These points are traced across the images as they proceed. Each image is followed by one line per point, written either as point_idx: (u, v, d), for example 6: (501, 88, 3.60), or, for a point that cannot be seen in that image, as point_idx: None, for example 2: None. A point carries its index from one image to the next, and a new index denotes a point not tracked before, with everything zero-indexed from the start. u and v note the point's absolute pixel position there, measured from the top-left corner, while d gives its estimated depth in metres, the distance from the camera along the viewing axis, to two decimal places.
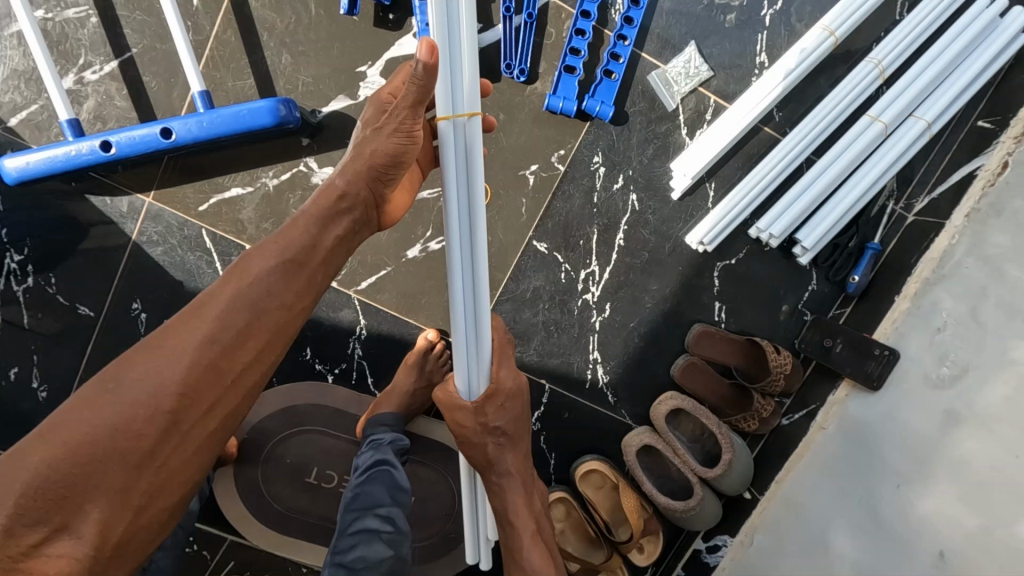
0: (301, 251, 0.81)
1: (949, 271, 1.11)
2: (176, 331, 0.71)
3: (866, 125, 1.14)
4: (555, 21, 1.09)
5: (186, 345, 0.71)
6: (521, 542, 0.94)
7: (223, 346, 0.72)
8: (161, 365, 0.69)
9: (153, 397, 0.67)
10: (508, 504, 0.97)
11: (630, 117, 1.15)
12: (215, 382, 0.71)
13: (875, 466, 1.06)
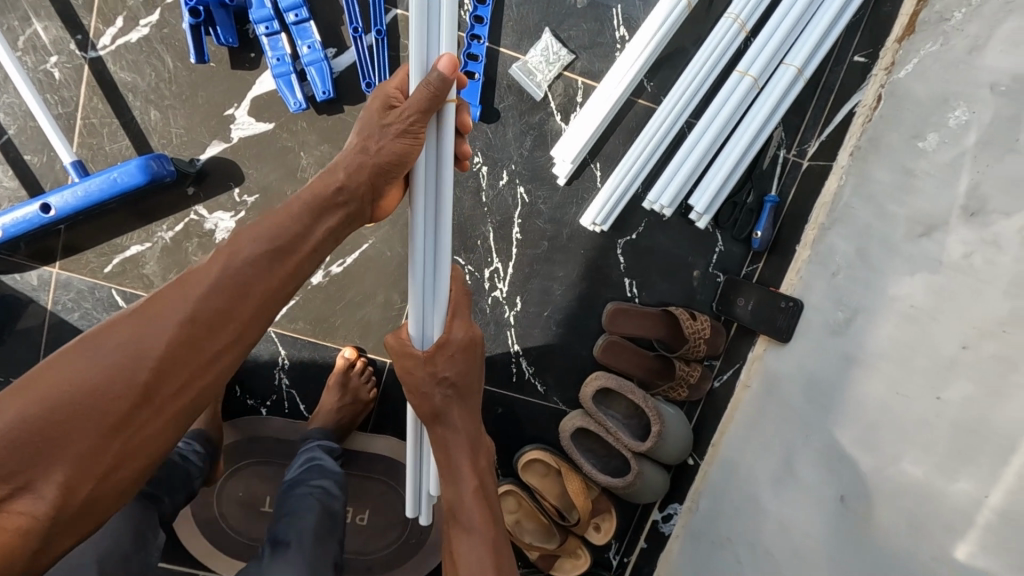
0: (289, 233, 0.72)
1: (841, 213, 1.11)
2: (153, 306, 0.64)
3: (737, 81, 1.14)
4: (407, 33, 1.10)
5: (160, 325, 0.63)
6: (463, 512, 0.83)
7: (196, 328, 0.65)
8: (137, 339, 0.62)
9: (126, 358, 0.61)
10: (455, 467, 0.85)
11: (502, 113, 1.16)
12: (183, 369, 0.64)
13: (789, 420, 1.07)
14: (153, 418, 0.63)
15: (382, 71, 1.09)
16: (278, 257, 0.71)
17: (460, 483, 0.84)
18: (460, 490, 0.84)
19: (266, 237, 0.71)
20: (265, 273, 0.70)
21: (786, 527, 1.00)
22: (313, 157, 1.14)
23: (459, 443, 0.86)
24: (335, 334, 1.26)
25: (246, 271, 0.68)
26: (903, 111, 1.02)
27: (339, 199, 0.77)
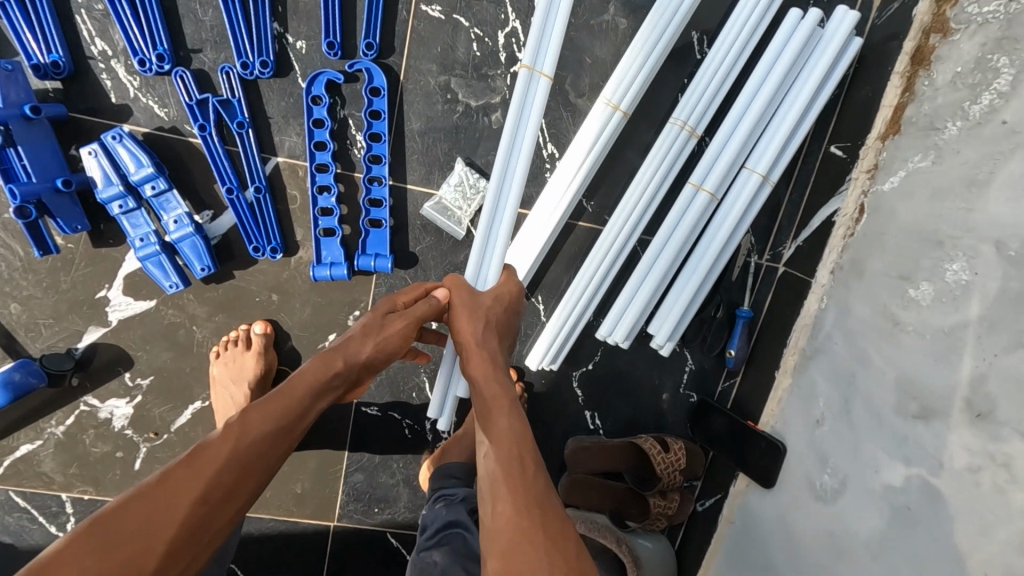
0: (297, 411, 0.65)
1: (822, 344, 0.94)
2: (172, 480, 0.54)
3: (691, 195, 0.96)
4: (293, 183, 0.93)
5: (182, 495, 0.54)
6: (499, 497, 0.60)
7: (212, 503, 0.55)
8: (158, 516, 0.52)
9: (143, 535, 0.51)
10: (506, 464, 0.62)
11: (420, 255, 0.97)
12: (197, 546, 0.54)
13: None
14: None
15: (271, 231, 0.93)
16: (290, 427, 0.64)
17: (495, 489, 0.61)
18: (497, 488, 0.61)
19: (273, 415, 0.63)
20: (281, 443, 0.62)
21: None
22: (209, 331, 0.99)
23: (497, 429, 0.66)
24: (268, 505, 1.11)
25: (263, 446, 0.60)
26: (887, 235, 0.84)
27: (337, 384, 0.71)
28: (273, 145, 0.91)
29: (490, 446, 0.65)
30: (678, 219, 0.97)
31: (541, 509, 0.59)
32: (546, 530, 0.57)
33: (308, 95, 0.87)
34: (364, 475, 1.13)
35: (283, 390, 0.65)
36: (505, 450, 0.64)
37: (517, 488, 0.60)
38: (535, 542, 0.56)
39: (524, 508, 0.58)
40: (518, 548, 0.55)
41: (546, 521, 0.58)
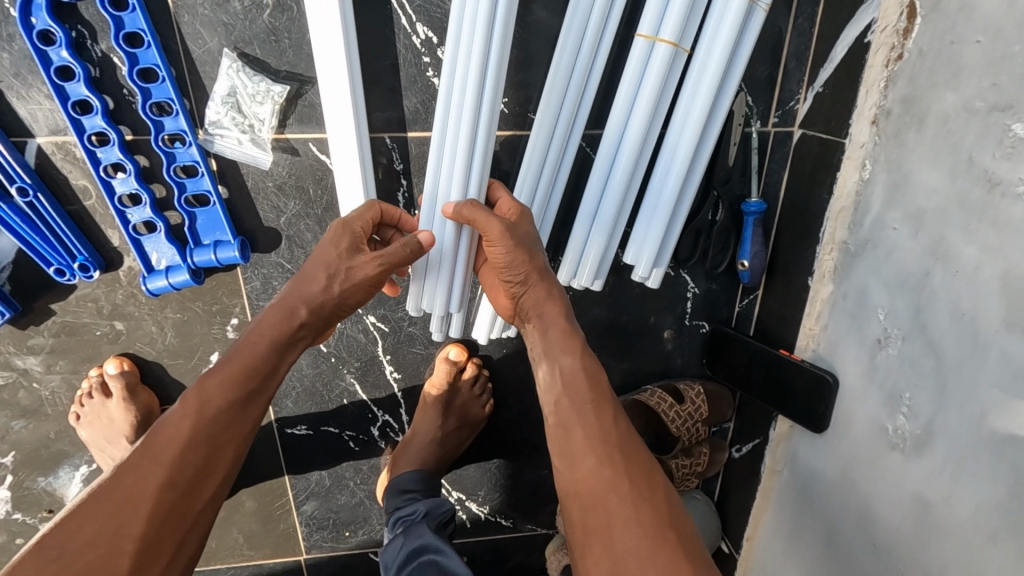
0: (261, 372, 0.57)
1: (871, 233, 0.65)
2: (129, 471, 0.49)
3: (647, 53, 0.64)
4: (73, 169, 0.65)
5: (134, 499, 0.48)
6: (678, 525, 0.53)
7: (182, 487, 0.50)
8: (108, 526, 0.47)
9: (114, 521, 0.47)
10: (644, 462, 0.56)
11: (283, 231, 0.71)
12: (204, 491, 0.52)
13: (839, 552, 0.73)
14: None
15: (70, 243, 0.66)
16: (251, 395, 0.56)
17: (580, 458, 0.56)
18: (568, 462, 0.57)
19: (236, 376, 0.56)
20: (247, 413, 0.56)
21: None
22: (56, 386, 0.76)
23: (570, 381, 0.59)
24: (218, 554, 0.94)
25: (228, 415, 0.54)
26: (962, 44, 0.52)
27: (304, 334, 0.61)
28: (21, 121, 0.62)
29: (558, 418, 0.59)
30: (635, 93, 0.65)
31: (632, 466, 0.55)
32: (653, 493, 0.54)
33: (31, 33, 0.57)
34: (318, 501, 0.92)
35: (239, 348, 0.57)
36: (583, 415, 0.58)
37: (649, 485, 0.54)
38: (625, 496, 0.53)
39: (612, 463, 0.55)
40: (597, 500, 0.54)
41: (640, 480, 0.54)
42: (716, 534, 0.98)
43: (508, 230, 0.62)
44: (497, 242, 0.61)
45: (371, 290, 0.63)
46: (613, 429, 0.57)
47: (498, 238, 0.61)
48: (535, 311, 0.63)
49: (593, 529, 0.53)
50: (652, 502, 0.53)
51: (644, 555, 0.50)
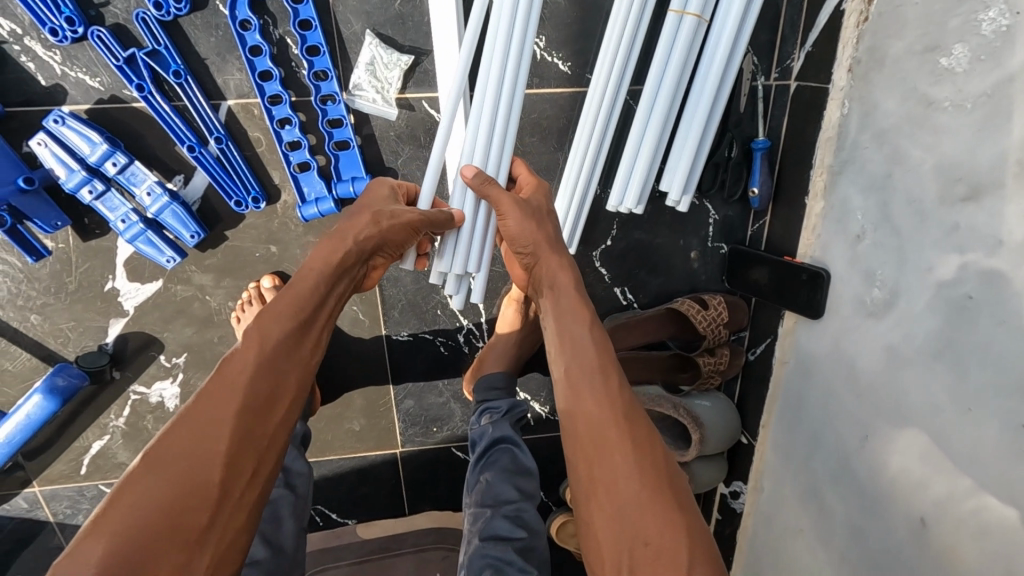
0: (310, 311, 0.65)
1: (850, 154, 0.86)
2: (208, 397, 0.56)
3: (676, 24, 0.85)
4: (252, 124, 0.87)
5: (217, 420, 0.54)
6: (676, 482, 0.61)
7: (256, 410, 0.57)
8: (197, 445, 0.53)
9: (204, 438, 0.53)
10: (648, 428, 0.64)
11: (399, 170, 0.93)
12: (271, 413, 0.58)
13: (827, 420, 0.96)
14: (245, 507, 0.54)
15: (247, 180, 0.88)
16: (305, 335, 0.64)
17: (589, 417, 0.63)
18: (578, 415, 0.64)
19: (292, 315, 0.63)
20: (300, 348, 0.63)
21: (845, 538, 0.91)
22: (224, 298, 0.99)
23: (580, 346, 0.68)
24: (333, 446, 1.16)
25: (287, 355, 0.62)
26: (907, 6, 0.73)
27: (346, 277, 0.70)
28: (219, 88, 0.85)
29: (568, 377, 0.67)
30: (667, 56, 0.87)
31: (635, 427, 0.63)
32: (655, 458, 0.62)
33: (235, 22, 0.79)
34: (413, 400, 1.14)
35: (292, 289, 0.65)
36: (592, 378, 0.66)
37: (652, 448, 0.62)
38: (630, 456, 0.60)
39: (619, 424, 0.62)
40: (605, 455, 0.61)
41: (640, 440, 0.62)
42: (737, 427, 1.19)
43: (519, 204, 0.78)
44: (509, 211, 0.78)
45: (411, 233, 0.76)
46: (619, 392, 0.65)
47: (512, 212, 0.78)
48: (549, 278, 0.75)
49: (599, 482, 0.60)
50: (650, 459, 0.61)
51: (644, 506, 0.58)
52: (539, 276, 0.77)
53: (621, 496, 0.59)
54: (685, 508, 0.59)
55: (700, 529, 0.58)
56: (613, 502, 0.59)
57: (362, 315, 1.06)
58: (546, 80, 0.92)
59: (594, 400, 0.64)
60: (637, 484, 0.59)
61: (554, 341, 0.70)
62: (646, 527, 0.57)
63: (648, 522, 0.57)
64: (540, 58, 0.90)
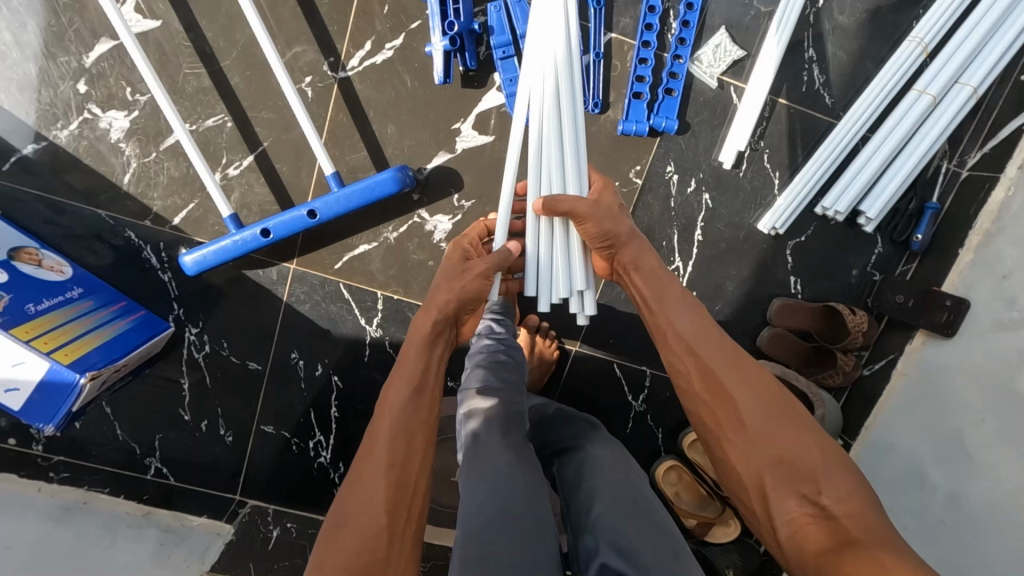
0: (418, 373, 0.99)
1: (1008, 221, 1.22)
2: (360, 471, 0.87)
3: (915, 99, 1.24)
4: (619, 54, 1.24)
5: (371, 481, 0.85)
6: (780, 393, 0.95)
7: (397, 470, 0.87)
8: (367, 505, 0.83)
9: (369, 498, 0.83)
10: (749, 364, 0.98)
11: (694, 126, 1.27)
12: (411, 452, 0.90)
13: (942, 416, 1.22)
14: (401, 508, 0.84)
15: (597, 88, 1.22)
16: (418, 392, 0.97)
17: (708, 374, 0.97)
18: (693, 375, 0.99)
19: (405, 388, 0.97)
20: (420, 407, 0.95)
21: (946, 498, 1.15)
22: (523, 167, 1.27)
23: (685, 322, 1.03)
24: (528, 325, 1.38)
25: (406, 414, 0.93)
26: None
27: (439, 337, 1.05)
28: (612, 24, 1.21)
29: (685, 348, 1.01)
30: (901, 118, 1.25)
31: (737, 363, 0.97)
32: (764, 380, 0.96)
33: None
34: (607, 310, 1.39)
35: (400, 370, 0.99)
36: (706, 340, 1.00)
37: (757, 374, 0.96)
38: (745, 386, 0.95)
39: (734, 369, 0.97)
40: (722, 391, 0.96)
41: (740, 369, 0.97)
42: (839, 431, 1.39)
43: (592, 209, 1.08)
44: (587, 220, 1.08)
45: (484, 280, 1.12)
46: (716, 345, 1.00)
47: (590, 217, 1.07)
48: (636, 265, 1.12)
49: (727, 409, 0.94)
50: (755, 375, 0.96)
51: (769, 413, 0.92)
52: (623, 262, 1.13)
53: (747, 409, 0.93)
54: (795, 413, 0.92)
55: (804, 417, 0.92)
56: (736, 423, 0.93)
57: None
58: (814, 104, 1.27)
59: (710, 360, 0.98)
60: (755, 401, 0.93)
61: (658, 319, 1.06)
62: (762, 424, 0.91)
63: (775, 422, 0.91)
64: (817, 89, 1.27)
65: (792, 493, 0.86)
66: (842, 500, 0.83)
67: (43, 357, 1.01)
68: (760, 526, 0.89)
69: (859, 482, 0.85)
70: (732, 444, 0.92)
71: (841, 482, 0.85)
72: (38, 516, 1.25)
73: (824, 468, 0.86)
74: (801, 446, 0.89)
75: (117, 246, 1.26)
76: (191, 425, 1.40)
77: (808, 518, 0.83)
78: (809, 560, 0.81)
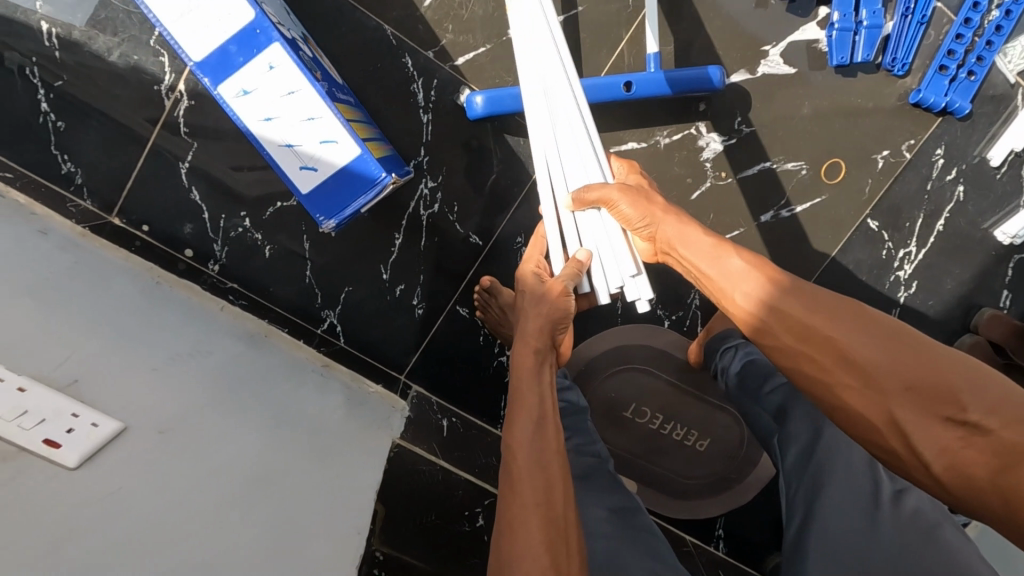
0: (538, 407, 0.97)
1: None
2: (512, 526, 0.82)
3: None
4: (937, 25, 1.25)
5: (526, 529, 0.81)
6: (907, 342, 0.72)
7: (546, 506, 0.84)
8: (532, 555, 0.79)
9: (528, 543, 0.80)
10: (804, 308, 0.79)
11: (976, 115, 1.30)
12: (551, 477, 0.88)
13: None
14: (560, 547, 0.80)
15: (909, 50, 1.20)
16: (543, 421, 0.95)
17: (830, 343, 0.75)
18: (786, 337, 0.79)
19: (529, 421, 0.94)
20: (545, 434, 0.93)
21: None
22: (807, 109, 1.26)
23: (739, 276, 0.86)
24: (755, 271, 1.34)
25: (535, 447, 0.91)
26: None
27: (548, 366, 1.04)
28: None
29: (787, 319, 0.79)
30: None
31: (813, 300, 0.79)
32: (868, 327, 0.75)
33: None
34: (832, 277, 1.36)
35: (519, 404, 0.97)
36: (834, 303, 0.78)
37: (875, 320, 0.75)
38: (870, 334, 0.74)
39: (857, 321, 0.76)
40: (829, 343, 0.76)
41: (834, 308, 0.77)
42: None
43: (625, 190, 0.98)
44: (618, 199, 0.98)
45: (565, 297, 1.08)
46: (817, 312, 0.78)
47: (622, 198, 0.97)
48: (672, 241, 0.96)
49: (831, 354, 0.75)
50: (833, 310, 0.77)
51: (891, 358, 0.72)
52: (664, 241, 0.98)
53: (858, 350, 0.74)
54: (932, 353, 0.71)
55: (913, 334, 0.73)
56: (888, 396, 0.71)
57: (866, 188, 1.32)
58: None
59: (811, 320, 0.78)
60: (868, 352, 0.73)
61: (721, 291, 0.89)
62: (886, 360, 0.72)
63: (921, 372, 0.70)
64: None
65: (932, 420, 0.69)
66: (994, 413, 0.66)
67: (357, 143, 0.90)
68: (912, 475, 0.72)
69: (995, 388, 0.67)
70: (849, 389, 0.74)
71: (979, 391, 0.67)
72: (229, 336, 1.11)
73: (962, 386, 0.68)
74: (923, 368, 0.70)
75: (390, 69, 1.16)
76: (385, 287, 1.28)
77: (961, 442, 0.67)
78: (981, 485, 0.66)
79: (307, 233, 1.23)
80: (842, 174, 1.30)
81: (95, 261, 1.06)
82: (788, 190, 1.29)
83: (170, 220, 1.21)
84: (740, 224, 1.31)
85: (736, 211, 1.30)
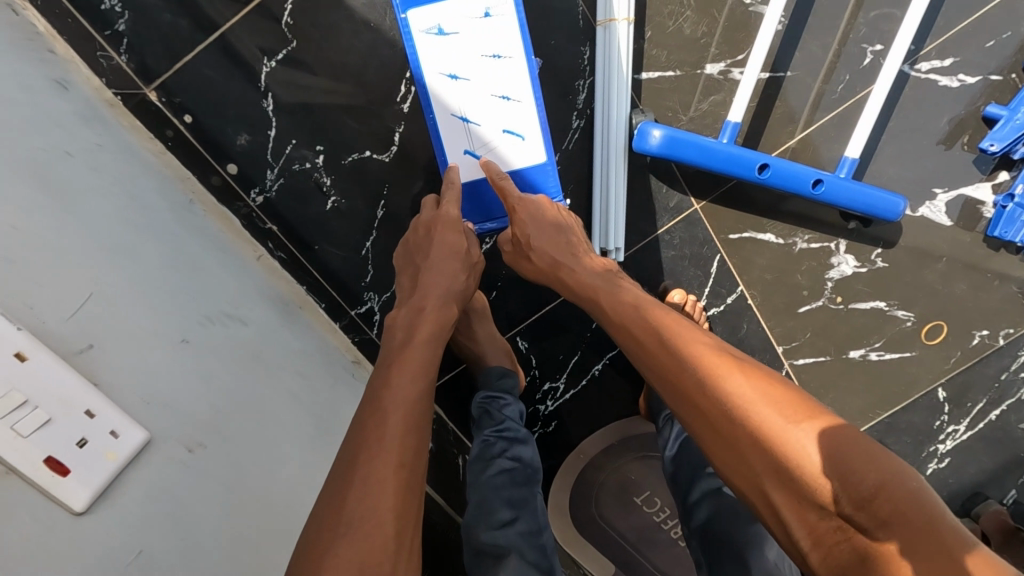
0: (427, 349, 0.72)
1: None
2: (352, 471, 0.56)
3: None
4: None
5: (377, 472, 0.56)
6: (803, 398, 0.58)
7: (395, 451, 0.59)
8: (368, 508, 0.53)
9: (363, 510, 0.53)
10: (710, 358, 0.62)
11: None
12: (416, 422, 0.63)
13: None
14: (410, 508, 0.56)
15: None
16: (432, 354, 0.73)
17: (700, 395, 0.61)
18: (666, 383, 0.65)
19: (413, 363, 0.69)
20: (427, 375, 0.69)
21: None
22: (944, 264, 1.16)
23: (675, 330, 0.67)
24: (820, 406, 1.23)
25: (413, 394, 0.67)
26: None
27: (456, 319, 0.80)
28: None
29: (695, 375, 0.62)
30: None
31: (708, 345, 0.64)
32: (762, 374, 0.60)
33: None
34: (880, 430, 1.25)
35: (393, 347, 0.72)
36: (708, 352, 0.63)
37: (763, 373, 0.60)
38: (747, 381, 0.59)
39: (743, 372, 0.60)
40: (715, 402, 0.60)
41: (733, 358, 0.62)
42: None
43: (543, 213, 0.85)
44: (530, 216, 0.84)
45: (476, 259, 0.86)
46: (697, 333, 0.67)
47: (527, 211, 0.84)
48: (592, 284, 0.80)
49: (712, 409, 0.60)
50: (740, 361, 0.62)
51: (777, 414, 0.56)
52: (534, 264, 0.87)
53: (746, 401, 0.58)
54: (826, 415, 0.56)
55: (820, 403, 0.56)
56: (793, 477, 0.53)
57: (952, 357, 1.21)
58: None
59: (699, 368, 0.62)
60: (767, 410, 0.57)
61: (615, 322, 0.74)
62: (764, 405, 0.57)
63: (823, 426, 0.54)
64: None
65: (809, 503, 0.53)
66: (858, 499, 0.50)
67: None
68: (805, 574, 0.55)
69: (874, 473, 0.50)
70: (732, 469, 0.59)
71: (848, 446, 0.52)
72: (257, 298, 0.86)
73: (820, 456, 0.52)
74: (775, 443, 0.55)
75: (564, 52, 0.96)
76: None
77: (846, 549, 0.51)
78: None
79: (385, 199, 0.98)
80: (937, 336, 1.20)
81: (117, 143, 0.81)
82: (886, 334, 1.19)
83: (223, 120, 0.92)
84: (829, 351, 1.20)
85: (829, 336, 1.19)
